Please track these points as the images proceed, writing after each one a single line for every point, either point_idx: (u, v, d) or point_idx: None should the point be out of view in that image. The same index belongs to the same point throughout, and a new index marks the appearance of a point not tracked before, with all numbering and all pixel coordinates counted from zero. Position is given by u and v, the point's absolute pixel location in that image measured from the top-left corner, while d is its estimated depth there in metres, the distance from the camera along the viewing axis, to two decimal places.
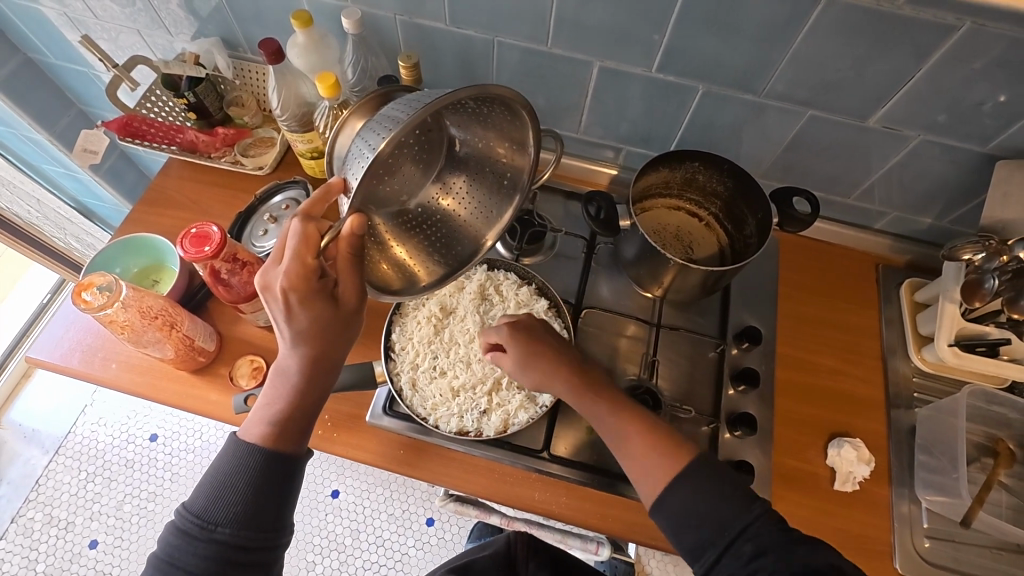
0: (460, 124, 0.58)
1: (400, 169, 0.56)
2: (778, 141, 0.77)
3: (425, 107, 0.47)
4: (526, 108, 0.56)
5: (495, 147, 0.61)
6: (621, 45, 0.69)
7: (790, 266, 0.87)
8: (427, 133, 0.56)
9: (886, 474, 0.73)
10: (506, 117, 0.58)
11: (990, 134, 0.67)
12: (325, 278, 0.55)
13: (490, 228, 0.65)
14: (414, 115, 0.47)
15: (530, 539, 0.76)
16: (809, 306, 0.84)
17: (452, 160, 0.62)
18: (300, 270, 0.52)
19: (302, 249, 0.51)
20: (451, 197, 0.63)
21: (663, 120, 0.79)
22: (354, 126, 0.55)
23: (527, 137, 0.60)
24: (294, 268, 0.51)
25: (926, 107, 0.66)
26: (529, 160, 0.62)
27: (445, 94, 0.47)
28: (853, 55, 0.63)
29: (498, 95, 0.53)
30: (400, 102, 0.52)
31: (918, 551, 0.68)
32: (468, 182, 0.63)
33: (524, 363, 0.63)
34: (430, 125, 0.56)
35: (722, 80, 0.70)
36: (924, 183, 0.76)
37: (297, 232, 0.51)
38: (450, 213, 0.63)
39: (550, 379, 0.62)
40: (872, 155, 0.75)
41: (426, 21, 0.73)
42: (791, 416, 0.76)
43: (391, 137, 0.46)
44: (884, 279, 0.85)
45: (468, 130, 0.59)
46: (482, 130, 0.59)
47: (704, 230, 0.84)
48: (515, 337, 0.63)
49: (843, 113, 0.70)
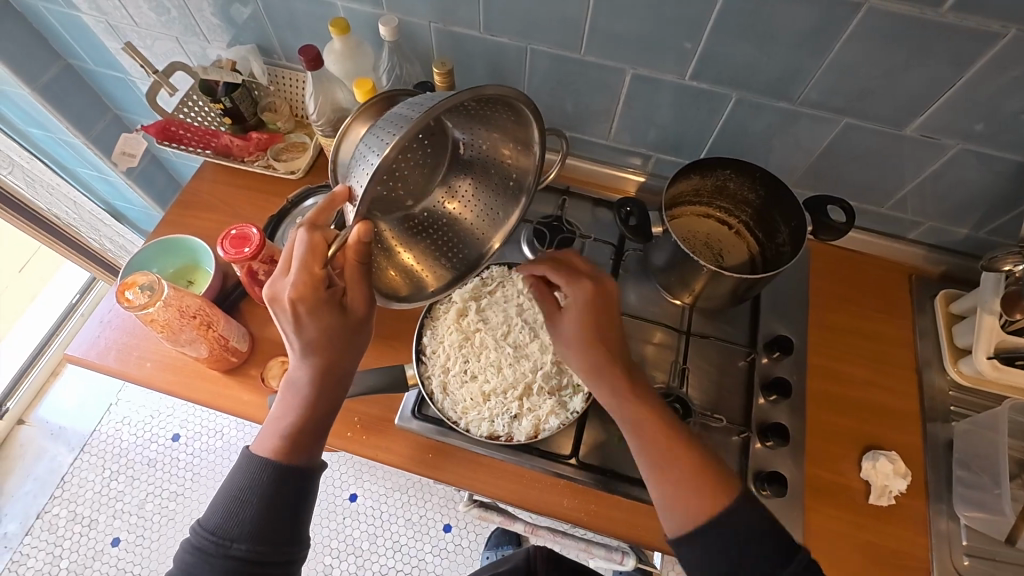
0: (464, 128, 0.59)
1: (406, 176, 0.57)
2: (811, 149, 0.77)
3: (429, 112, 0.48)
4: (529, 107, 0.56)
5: (497, 149, 0.62)
6: (655, 53, 0.70)
7: (821, 276, 0.85)
8: (431, 137, 0.57)
9: (922, 489, 0.71)
10: (510, 119, 0.59)
11: None
12: (331, 286, 0.54)
13: (497, 231, 0.66)
14: (418, 120, 0.48)
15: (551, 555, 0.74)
16: (841, 317, 0.82)
17: (457, 164, 0.62)
18: (308, 280, 0.52)
19: (310, 259, 0.52)
20: (458, 201, 0.64)
21: (694, 128, 0.79)
22: (358, 133, 0.58)
23: (532, 137, 0.61)
24: (301, 278, 0.51)
25: (964, 115, 0.65)
26: (534, 161, 0.63)
27: (447, 99, 0.48)
28: (890, 64, 0.63)
29: (500, 95, 0.53)
30: (405, 106, 0.52)
31: (957, 568, 0.66)
32: (474, 184, 0.64)
33: (572, 347, 0.64)
34: (434, 129, 0.56)
35: (756, 88, 0.70)
36: (959, 193, 0.75)
37: (303, 241, 0.51)
38: (457, 217, 0.64)
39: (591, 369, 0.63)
40: (907, 164, 0.74)
41: (460, 28, 0.74)
42: (824, 428, 0.75)
43: (395, 145, 0.47)
44: (917, 290, 0.84)
45: (471, 132, 0.59)
46: (486, 132, 0.60)
47: (734, 237, 0.84)
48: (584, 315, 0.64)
49: (879, 121, 0.70)
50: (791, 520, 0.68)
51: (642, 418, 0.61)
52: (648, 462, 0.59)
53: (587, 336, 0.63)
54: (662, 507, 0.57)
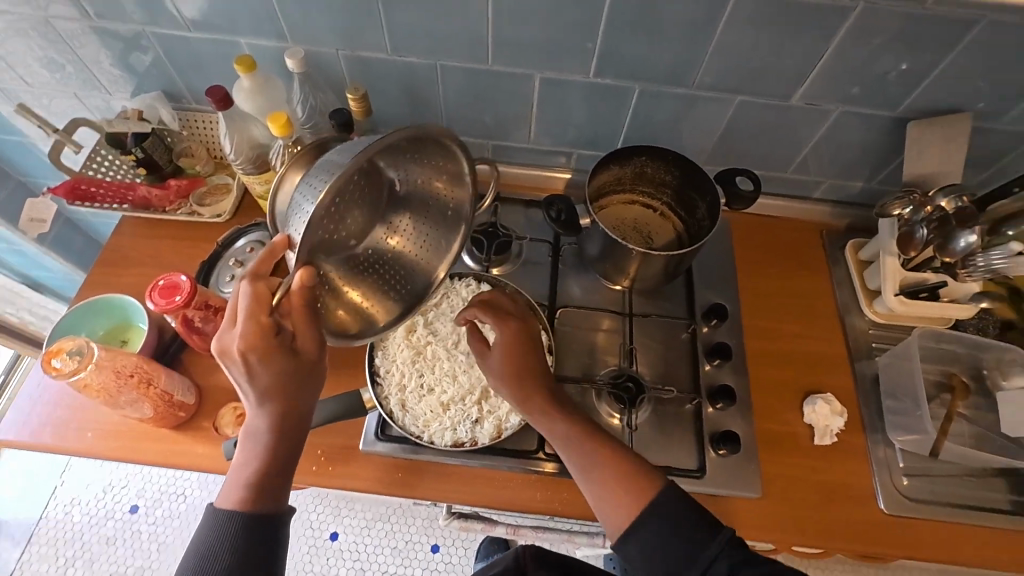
0: (398, 168, 0.60)
1: (346, 223, 0.57)
2: (714, 129, 0.82)
3: (362, 155, 0.49)
4: (456, 141, 0.59)
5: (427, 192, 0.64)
6: (558, 56, 0.73)
7: (744, 243, 0.91)
8: (367, 179, 0.57)
9: (859, 423, 0.77)
10: (440, 154, 0.60)
11: (898, 98, 0.73)
12: (281, 331, 0.54)
13: (441, 260, 0.67)
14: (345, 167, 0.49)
15: (538, 551, 0.75)
16: (768, 278, 0.88)
17: (395, 202, 0.64)
18: (256, 330, 0.52)
19: (256, 309, 0.52)
20: (399, 236, 0.65)
21: (606, 122, 0.83)
22: (293, 179, 0.56)
23: (464, 169, 0.62)
24: (249, 328, 0.51)
25: (839, 81, 0.72)
26: (468, 192, 0.64)
27: (376, 141, 0.50)
28: (768, 43, 0.69)
29: (428, 135, 0.56)
30: (336, 152, 0.53)
31: (898, 489, 0.73)
32: (413, 219, 0.65)
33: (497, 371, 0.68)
34: (368, 173, 0.57)
35: (656, 78, 0.75)
36: (848, 152, 0.83)
37: (247, 293, 0.51)
38: (400, 251, 0.66)
39: (518, 395, 0.67)
40: (799, 131, 0.81)
41: (368, 53, 0.76)
42: (767, 384, 0.80)
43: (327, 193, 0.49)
44: (829, 244, 0.91)
45: (406, 171, 0.60)
46: (419, 169, 0.61)
47: (659, 220, 0.88)
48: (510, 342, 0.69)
49: (769, 95, 0.76)
50: (748, 473, 0.72)
51: (569, 432, 0.65)
52: (578, 462, 0.64)
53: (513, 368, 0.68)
54: (595, 505, 0.62)
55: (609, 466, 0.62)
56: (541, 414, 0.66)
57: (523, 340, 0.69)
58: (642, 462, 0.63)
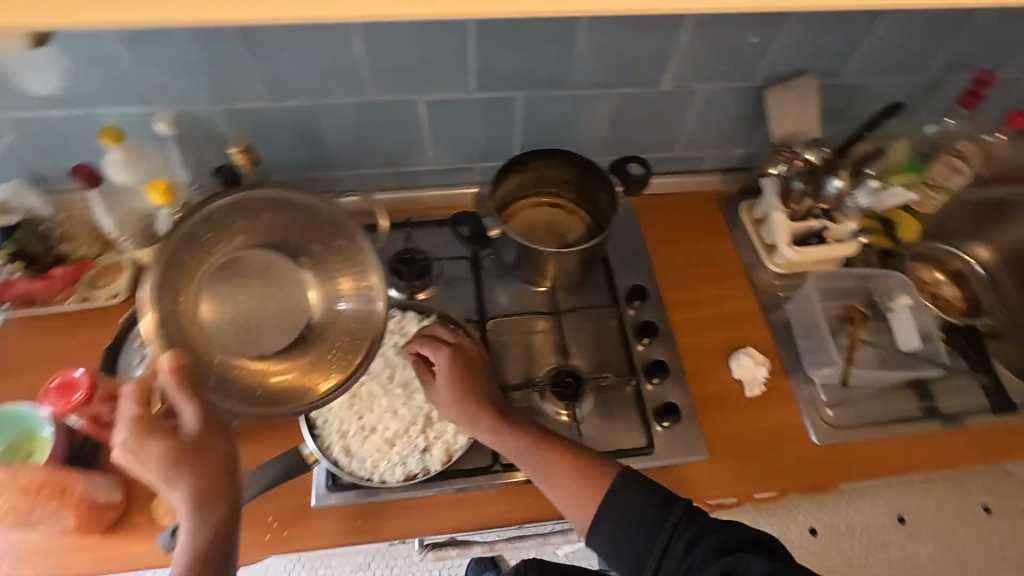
0: (258, 238, 0.65)
1: (247, 298, 0.65)
2: (603, 120, 0.85)
3: (194, 234, 0.60)
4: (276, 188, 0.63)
5: (298, 232, 0.65)
6: (437, 77, 0.75)
7: (652, 223, 0.95)
8: (244, 262, 0.65)
9: (782, 368, 0.83)
10: (274, 198, 0.63)
11: (754, 69, 0.80)
12: (168, 420, 0.56)
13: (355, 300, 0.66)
14: (216, 253, 0.63)
15: (539, 562, 0.79)
16: (679, 252, 0.93)
17: (290, 273, 0.67)
18: (138, 422, 0.54)
19: (137, 406, 0.55)
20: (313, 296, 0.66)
21: (499, 132, 0.85)
22: (201, 295, 0.62)
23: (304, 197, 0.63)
24: (129, 423, 0.54)
25: (699, 62, 0.78)
26: (327, 216, 0.64)
27: (205, 210, 0.61)
28: (629, 36, 0.73)
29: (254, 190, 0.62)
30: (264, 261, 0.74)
31: (825, 420, 0.79)
32: (312, 279, 0.67)
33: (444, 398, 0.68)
34: (247, 258, 0.65)
35: (535, 84, 0.78)
36: (724, 123, 0.89)
37: (126, 394, 0.55)
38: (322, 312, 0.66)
39: (468, 415, 0.67)
40: (677, 112, 0.86)
41: (244, 103, 0.74)
42: (696, 350, 0.84)
43: (156, 278, 0.58)
44: (727, 209, 0.97)
45: (265, 236, 0.65)
46: (273, 224, 0.65)
47: (570, 217, 0.90)
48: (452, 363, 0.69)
49: (642, 84, 0.80)
50: (693, 438, 0.77)
51: (524, 444, 0.66)
52: (535, 471, 0.65)
53: (458, 391, 0.68)
54: (563, 510, 0.64)
55: (568, 470, 0.64)
56: (493, 431, 0.67)
57: (462, 362, 0.69)
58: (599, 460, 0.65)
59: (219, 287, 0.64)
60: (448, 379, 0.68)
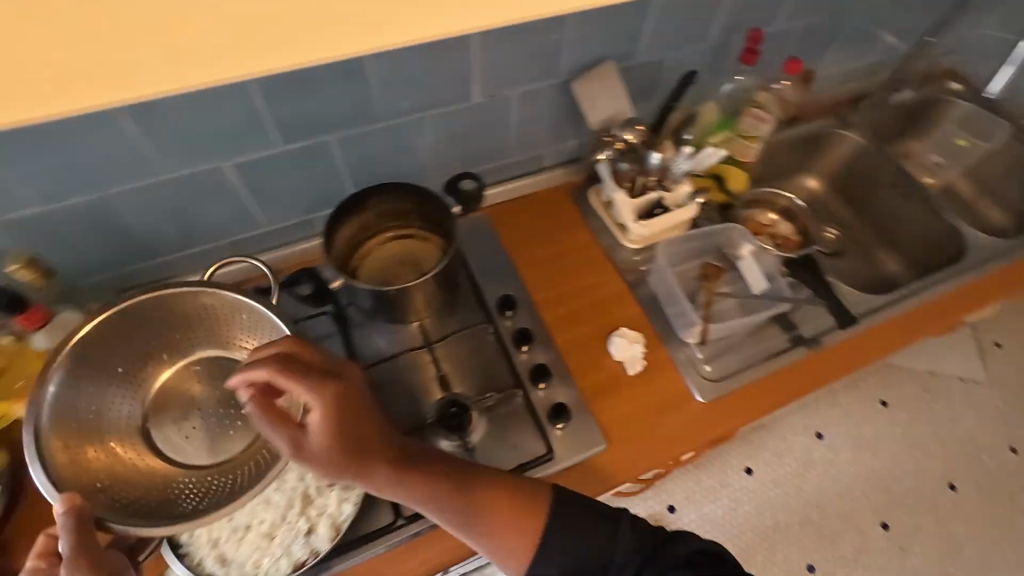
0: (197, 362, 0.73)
1: (184, 415, 0.71)
2: (428, 145, 0.84)
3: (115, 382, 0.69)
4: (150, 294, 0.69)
5: (205, 333, 0.74)
6: (231, 140, 0.70)
7: (510, 229, 0.97)
8: (173, 390, 0.72)
9: (658, 339, 0.86)
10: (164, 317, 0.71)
11: (556, 67, 0.81)
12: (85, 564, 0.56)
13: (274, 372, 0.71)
14: (147, 387, 0.71)
15: None
16: (541, 251, 0.95)
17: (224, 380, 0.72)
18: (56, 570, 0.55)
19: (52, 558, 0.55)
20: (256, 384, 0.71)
21: (325, 178, 0.82)
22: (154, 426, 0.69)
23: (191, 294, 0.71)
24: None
25: (501, 71, 0.78)
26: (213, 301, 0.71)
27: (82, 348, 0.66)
28: (420, 61, 0.72)
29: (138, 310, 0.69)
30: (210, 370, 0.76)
31: (705, 378, 0.83)
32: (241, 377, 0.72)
33: (326, 460, 0.55)
34: (183, 386, 0.72)
35: (342, 125, 0.75)
36: (549, 121, 0.91)
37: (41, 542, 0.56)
38: None
39: (357, 470, 0.57)
40: (500, 121, 0.87)
41: (20, 212, 0.67)
42: (575, 343, 0.86)
43: (37, 429, 0.62)
44: (578, 199, 1.00)
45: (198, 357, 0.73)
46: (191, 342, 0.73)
47: (422, 244, 0.87)
48: (331, 413, 0.55)
49: (453, 103, 0.80)
50: (587, 431, 0.78)
51: (433, 489, 0.61)
52: (450, 515, 0.61)
53: (341, 447, 0.56)
54: (489, 549, 0.62)
55: (490, 509, 0.62)
56: (393, 481, 0.59)
57: (344, 409, 0.56)
58: (522, 484, 0.65)
59: (165, 421, 0.70)
60: (331, 427, 0.55)
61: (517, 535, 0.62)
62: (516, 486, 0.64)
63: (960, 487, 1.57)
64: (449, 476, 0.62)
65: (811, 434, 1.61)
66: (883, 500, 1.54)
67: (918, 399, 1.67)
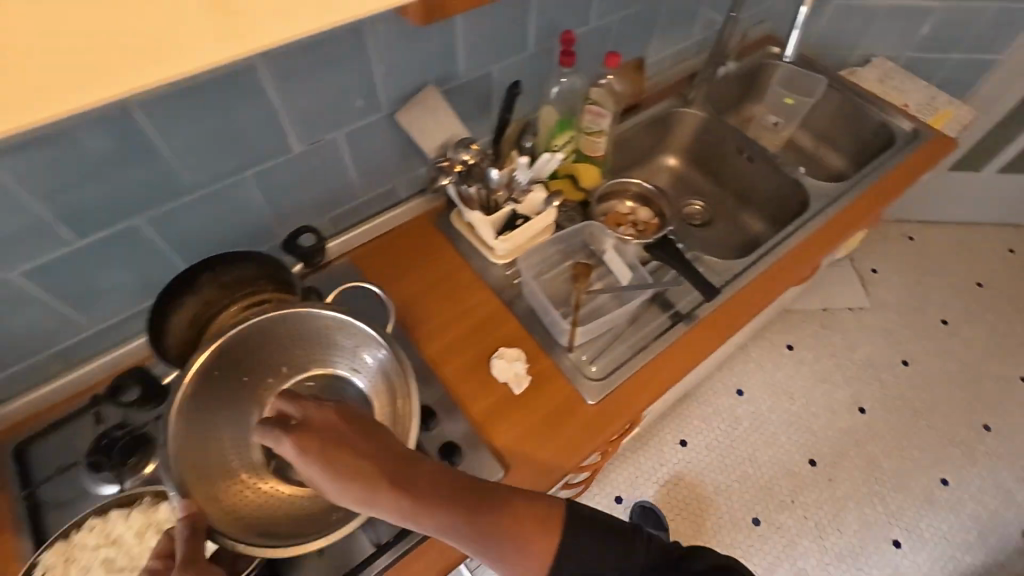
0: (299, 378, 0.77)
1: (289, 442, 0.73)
2: (259, 206, 0.79)
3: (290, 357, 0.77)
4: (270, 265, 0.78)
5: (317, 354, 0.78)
6: (9, 249, 0.62)
7: (376, 270, 0.93)
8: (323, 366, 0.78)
9: (541, 350, 0.86)
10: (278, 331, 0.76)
11: (375, 102, 0.79)
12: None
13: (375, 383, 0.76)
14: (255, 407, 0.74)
15: None
16: (413, 286, 0.92)
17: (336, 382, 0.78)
18: None
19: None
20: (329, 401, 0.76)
21: (147, 263, 0.74)
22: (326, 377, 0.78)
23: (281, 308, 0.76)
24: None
25: (313, 117, 0.74)
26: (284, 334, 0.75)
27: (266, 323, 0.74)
28: (214, 123, 0.67)
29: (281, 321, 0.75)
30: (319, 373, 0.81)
31: (591, 378, 0.83)
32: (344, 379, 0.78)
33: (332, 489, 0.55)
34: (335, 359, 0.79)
35: (145, 205, 0.68)
36: (388, 156, 0.88)
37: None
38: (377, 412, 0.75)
39: (362, 503, 0.56)
40: (333, 165, 0.83)
41: None
42: (460, 374, 0.83)
43: (173, 443, 0.66)
44: (442, 224, 0.98)
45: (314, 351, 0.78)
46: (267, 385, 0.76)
47: (281, 307, 0.80)
48: (313, 455, 0.55)
49: (272, 158, 0.75)
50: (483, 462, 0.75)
51: (444, 520, 0.57)
52: (464, 544, 0.58)
53: (336, 475, 0.55)
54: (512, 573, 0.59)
55: (497, 539, 0.58)
56: (399, 516, 0.56)
57: (338, 439, 0.57)
58: (530, 504, 0.61)
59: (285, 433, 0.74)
60: (321, 472, 0.55)
61: (534, 558, 0.58)
62: (530, 501, 0.61)
63: (869, 409, 1.69)
64: (457, 483, 0.60)
65: (733, 392, 1.71)
66: (806, 437, 1.63)
67: (815, 337, 1.82)
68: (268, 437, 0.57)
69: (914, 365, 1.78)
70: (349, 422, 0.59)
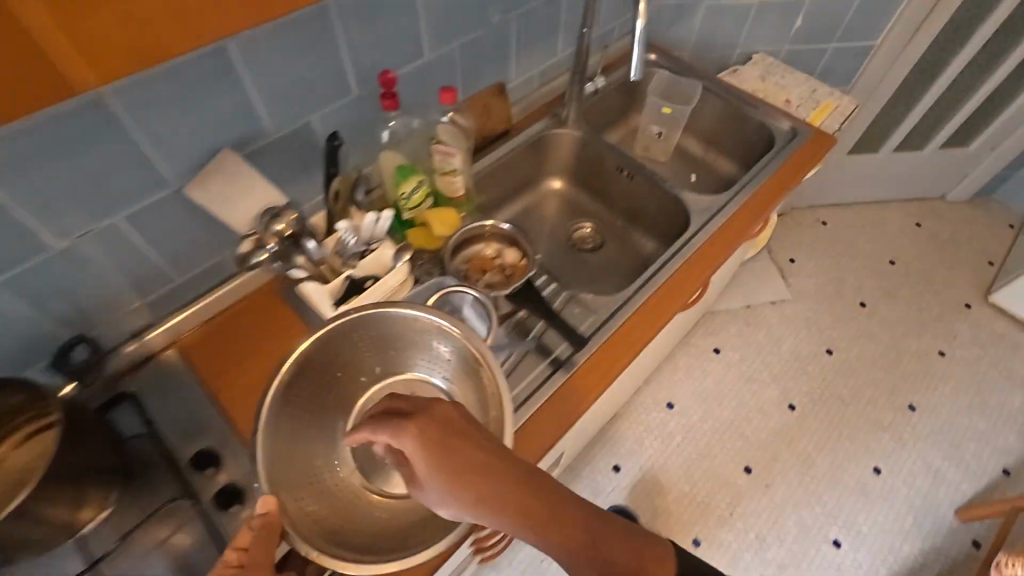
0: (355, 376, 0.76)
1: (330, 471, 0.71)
2: (26, 316, 0.66)
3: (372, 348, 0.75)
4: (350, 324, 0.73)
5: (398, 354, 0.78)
6: None
7: (206, 360, 0.81)
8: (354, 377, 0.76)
9: None
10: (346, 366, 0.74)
11: (154, 179, 0.67)
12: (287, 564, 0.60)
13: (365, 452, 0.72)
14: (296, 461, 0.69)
15: None
16: (249, 375, 0.80)
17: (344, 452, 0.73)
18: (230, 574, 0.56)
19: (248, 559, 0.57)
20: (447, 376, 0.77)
21: None
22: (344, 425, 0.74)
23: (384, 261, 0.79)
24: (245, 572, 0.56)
25: (69, 207, 0.62)
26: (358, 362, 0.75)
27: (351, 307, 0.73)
28: None
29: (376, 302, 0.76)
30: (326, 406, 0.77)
31: None
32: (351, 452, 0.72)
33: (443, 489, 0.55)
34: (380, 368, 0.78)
35: None
36: (197, 232, 0.77)
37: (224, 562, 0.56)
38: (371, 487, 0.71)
39: (479, 508, 0.55)
40: (121, 255, 0.71)
41: None
42: None
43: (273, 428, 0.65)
44: (284, 296, 0.87)
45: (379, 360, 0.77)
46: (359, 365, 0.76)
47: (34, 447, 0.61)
48: (428, 437, 0.56)
49: (24, 261, 0.63)
50: None
51: (575, 550, 0.55)
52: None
53: (448, 463, 0.55)
54: None
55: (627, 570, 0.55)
56: (536, 536, 0.55)
57: (429, 439, 0.56)
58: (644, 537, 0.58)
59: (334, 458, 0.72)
60: (441, 479, 0.55)
61: None
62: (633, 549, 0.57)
63: (798, 405, 1.66)
64: (576, 506, 0.57)
65: (663, 406, 1.65)
66: (739, 444, 1.59)
67: (740, 337, 1.79)
68: (376, 435, 0.57)
69: (838, 353, 1.77)
70: (455, 429, 0.58)
